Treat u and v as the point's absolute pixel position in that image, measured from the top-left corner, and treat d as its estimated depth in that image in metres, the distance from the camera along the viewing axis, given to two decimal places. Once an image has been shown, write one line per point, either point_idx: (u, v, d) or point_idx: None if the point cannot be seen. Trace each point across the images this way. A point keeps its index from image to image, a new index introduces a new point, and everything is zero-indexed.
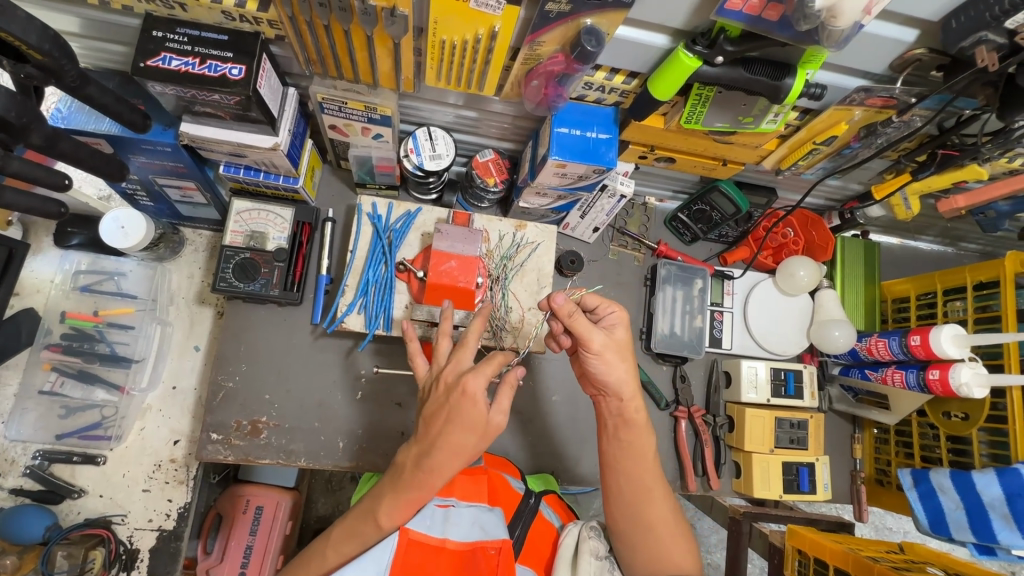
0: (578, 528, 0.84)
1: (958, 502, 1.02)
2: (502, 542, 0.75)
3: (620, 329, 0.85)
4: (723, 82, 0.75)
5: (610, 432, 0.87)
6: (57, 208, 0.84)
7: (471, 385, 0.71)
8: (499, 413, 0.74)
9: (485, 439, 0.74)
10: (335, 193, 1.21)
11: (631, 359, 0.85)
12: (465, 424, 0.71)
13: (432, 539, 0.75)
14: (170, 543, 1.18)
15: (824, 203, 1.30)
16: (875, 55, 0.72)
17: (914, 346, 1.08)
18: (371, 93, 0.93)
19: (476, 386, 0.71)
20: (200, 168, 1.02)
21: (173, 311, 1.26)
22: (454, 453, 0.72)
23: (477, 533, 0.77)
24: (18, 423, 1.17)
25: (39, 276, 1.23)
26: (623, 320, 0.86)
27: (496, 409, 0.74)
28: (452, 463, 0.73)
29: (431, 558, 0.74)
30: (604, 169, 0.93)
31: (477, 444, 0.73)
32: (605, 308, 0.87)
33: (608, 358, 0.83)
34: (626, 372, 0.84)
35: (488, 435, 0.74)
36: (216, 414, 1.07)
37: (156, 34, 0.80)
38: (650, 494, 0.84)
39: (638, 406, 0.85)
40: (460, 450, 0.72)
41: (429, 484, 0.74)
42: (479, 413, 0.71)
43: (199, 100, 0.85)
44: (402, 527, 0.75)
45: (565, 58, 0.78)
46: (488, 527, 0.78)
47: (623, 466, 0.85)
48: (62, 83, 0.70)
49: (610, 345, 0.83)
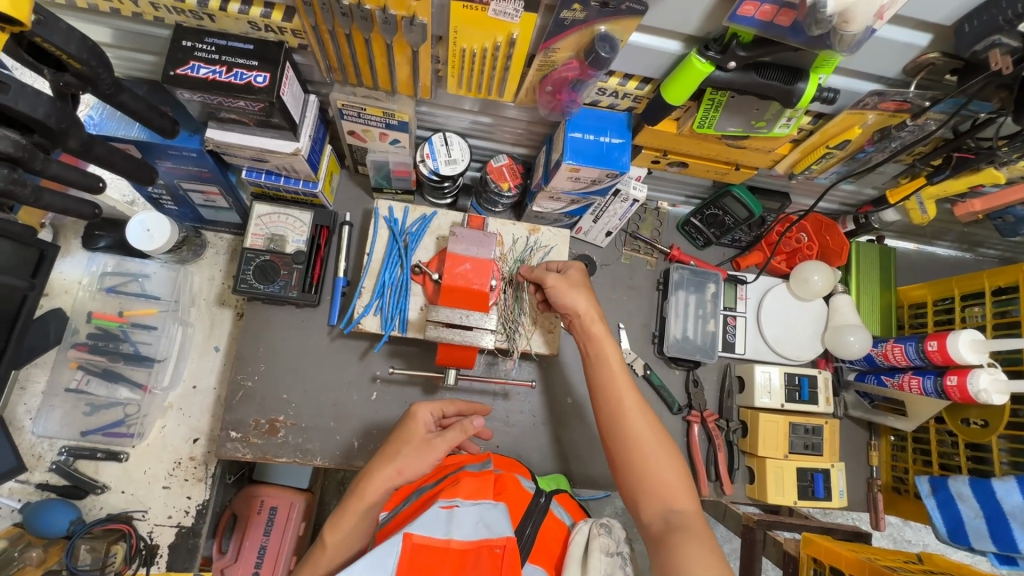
0: (587, 527, 0.85)
1: (978, 510, 1.01)
2: (507, 539, 0.75)
3: (571, 273, 0.99)
4: (735, 87, 0.77)
5: (591, 361, 0.93)
6: (90, 209, 0.87)
7: (418, 411, 0.91)
8: (441, 440, 0.88)
9: (416, 455, 0.86)
10: (352, 197, 1.24)
11: (587, 291, 0.97)
12: (404, 436, 0.87)
13: (437, 540, 0.75)
14: (189, 539, 1.21)
15: (838, 208, 1.29)
16: (887, 59, 0.73)
17: (931, 351, 1.07)
18: (390, 100, 0.95)
19: (421, 414, 0.90)
20: (223, 172, 1.06)
21: (194, 312, 1.30)
22: (388, 461, 0.85)
23: (482, 531, 0.77)
24: (45, 419, 1.20)
25: (68, 277, 1.27)
26: (576, 266, 1.00)
27: (441, 438, 0.88)
28: (381, 472, 0.84)
29: (438, 560, 0.73)
30: (617, 173, 0.94)
31: (416, 461, 0.85)
32: (563, 263, 1.02)
33: (568, 292, 0.95)
34: (583, 300, 0.95)
35: (427, 459, 0.86)
36: (234, 413, 1.10)
37: (186, 44, 0.83)
38: (622, 406, 0.87)
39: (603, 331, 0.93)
40: (392, 460, 0.85)
41: (363, 493, 0.83)
42: (417, 432, 0.88)
43: (224, 107, 0.88)
44: (406, 532, 0.74)
45: (579, 64, 0.79)
46: (492, 525, 0.78)
47: (599, 389, 0.90)
48: (97, 90, 0.73)
49: (564, 282, 0.96)
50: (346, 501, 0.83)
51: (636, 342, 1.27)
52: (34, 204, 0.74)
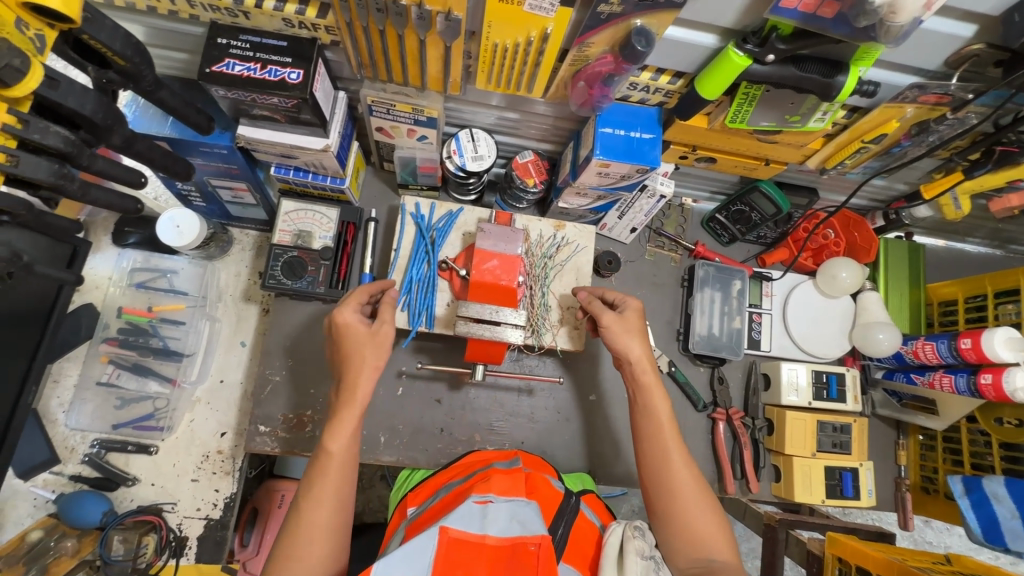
0: (622, 527, 0.85)
1: (1014, 511, 1.00)
2: (542, 537, 0.74)
3: (632, 311, 0.99)
4: (773, 82, 0.76)
5: (638, 409, 0.95)
6: (133, 204, 0.91)
7: (342, 316, 0.91)
8: (383, 324, 0.93)
9: (380, 348, 0.91)
10: (377, 193, 1.25)
11: (640, 336, 0.97)
12: (358, 338, 0.90)
13: (473, 535, 0.75)
14: (216, 532, 1.23)
15: (866, 204, 1.28)
16: (930, 50, 0.72)
17: (964, 349, 1.05)
18: (419, 96, 0.96)
19: (348, 315, 0.91)
20: (252, 168, 1.07)
21: (221, 307, 1.31)
22: (358, 365, 0.89)
23: (516, 528, 0.76)
24: (77, 412, 1.22)
25: (98, 273, 1.29)
26: (633, 305, 1.00)
27: (383, 323, 0.93)
28: (362, 376, 0.88)
29: (473, 555, 0.74)
30: (647, 168, 0.93)
31: (376, 353, 0.91)
32: (622, 298, 1.01)
33: (624, 336, 0.96)
34: (637, 347, 0.96)
35: (381, 347, 0.91)
36: (263, 407, 1.11)
37: (221, 41, 0.84)
38: (669, 458, 0.89)
39: (654, 379, 0.95)
40: (362, 362, 0.89)
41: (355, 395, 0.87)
42: (366, 328, 0.92)
43: (257, 104, 0.88)
44: (442, 525, 0.74)
45: (613, 58, 0.79)
46: (526, 522, 0.78)
47: (644, 436, 0.93)
48: (138, 87, 0.74)
49: (621, 324, 0.97)
50: (336, 410, 0.87)
51: (660, 339, 1.27)
52: (81, 199, 0.76)
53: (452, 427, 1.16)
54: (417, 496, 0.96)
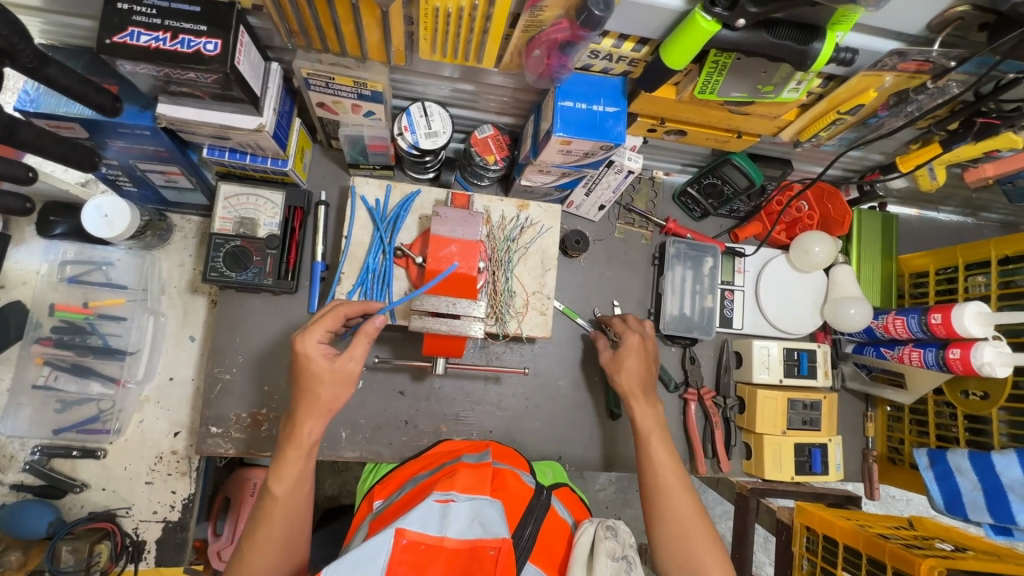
0: (593, 528, 0.83)
1: (976, 483, 1.01)
2: (502, 541, 0.71)
3: (629, 348, 1.03)
4: (743, 49, 0.69)
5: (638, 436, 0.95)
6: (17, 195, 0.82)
7: (304, 346, 0.81)
8: (349, 360, 0.81)
9: (339, 387, 0.81)
10: (327, 173, 1.15)
11: (637, 368, 1.01)
12: (312, 374, 0.80)
13: (430, 537, 0.72)
14: (176, 533, 1.18)
15: (841, 174, 1.23)
16: (915, 13, 0.65)
17: (934, 324, 1.04)
18: (361, 67, 0.86)
19: (308, 345, 0.80)
20: (183, 151, 0.97)
21: (165, 300, 1.22)
22: (310, 406, 0.80)
23: (477, 530, 0.73)
24: (13, 418, 1.14)
25: (24, 267, 1.19)
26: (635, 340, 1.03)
27: (348, 357, 0.81)
28: (309, 422, 0.80)
29: (431, 557, 0.71)
30: (611, 145, 0.86)
31: (334, 392, 0.81)
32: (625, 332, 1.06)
33: (623, 369, 1.01)
34: (627, 379, 1.00)
35: (343, 379, 0.81)
36: (214, 407, 1.05)
37: (121, 7, 0.73)
38: (664, 484, 0.88)
39: (647, 405, 0.97)
40: (316, 402, 0.80)
41: (296, 441, 0.79)
42: (319, 366, 0.80)
43: (174, 79, 0.78)
44: (399, 528, 0.71)
45: (569, 24, 0.71)
46: (488, 523, 0.74)
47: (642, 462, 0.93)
48: (18, 64, 0.63)
49: (618, 359, 1.02)
50: (281, 450, 0.80)
51: None
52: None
53: (417, 419, 1.11)
54: (384, 489, 0.93)
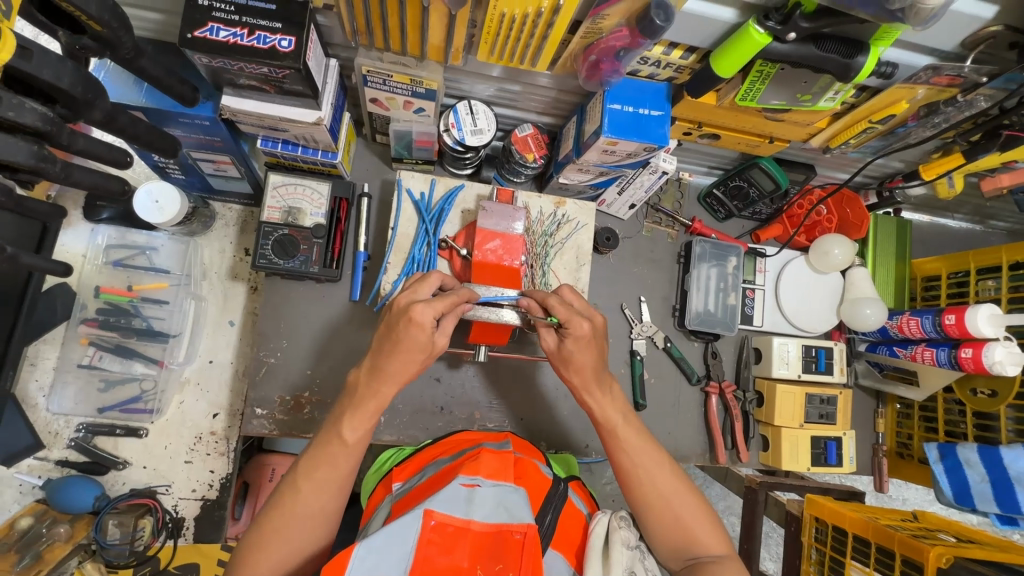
0: (608, 518, 0.81)
1: (984, 475, 1.07)
2: (528, 526, 0.70)
3: (578, 337, 0.85)
4: (791, 60, 0.74)
5: (603, 430, 0.88)
6: (116, 184, 0.88)
7: (420, 315, 0.78)
8: (443, 336, 0.83)
9: (427, 357, 0.83)
10: (370, 167, 1.19)
11: (587, 356, 0.87)
12: (412, 341, 0.78)
13: (457, 519, 0.71)
14: (214, 511, 1.22)
15: (861, 180, 1.29)
16: (949, 31, 0.71)
17: (948, 325, 1.10)
18: (418, 66, 0.90)
19: (423, 315, 0.78)
20: (236, 140, 1.00)
21: (206, 285, 1.26)
22: (394, 371, 0.81)
23: (502, 515, 0.73)
24: (59, 396, 1.18)
25: (70, 250, 1.22)
26: (581, 328, 0.84)
27: (441, 332, 0.82)
28: (387, 385, 0.82)
29: (456, 540, 0.71)
30: (655, 147, 0.91)
31: (422, 359, 0.82)
32: (569, 317, 0.84)
33: (573, 358, 0.87)
34: (580, 363, 0.87)
35: (433, 352, 0.82)
36: (258, 389, 1.09)
37: (202, 3, 0.76)
38: (641, 470, 0.85)
39: (603, 392, 0.88)
40: (405, 366, 0.81)
41: (377, 395, 0.81)
42: (424, 337, 0.79)
43: (244, 73, 0.82)
44: (426, 509, 0.70)
45: (629, 32, 0.75)
46: (513, 508, 0.74)
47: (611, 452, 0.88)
48: (116, 54, 0.68)
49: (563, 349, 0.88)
50: (358, 396, 0.82)
51: (656, 315, 1.28)
52: (65, 180, 0.72)
53: (452, 406, 1.16)
54: (401, 472, 0.92)
